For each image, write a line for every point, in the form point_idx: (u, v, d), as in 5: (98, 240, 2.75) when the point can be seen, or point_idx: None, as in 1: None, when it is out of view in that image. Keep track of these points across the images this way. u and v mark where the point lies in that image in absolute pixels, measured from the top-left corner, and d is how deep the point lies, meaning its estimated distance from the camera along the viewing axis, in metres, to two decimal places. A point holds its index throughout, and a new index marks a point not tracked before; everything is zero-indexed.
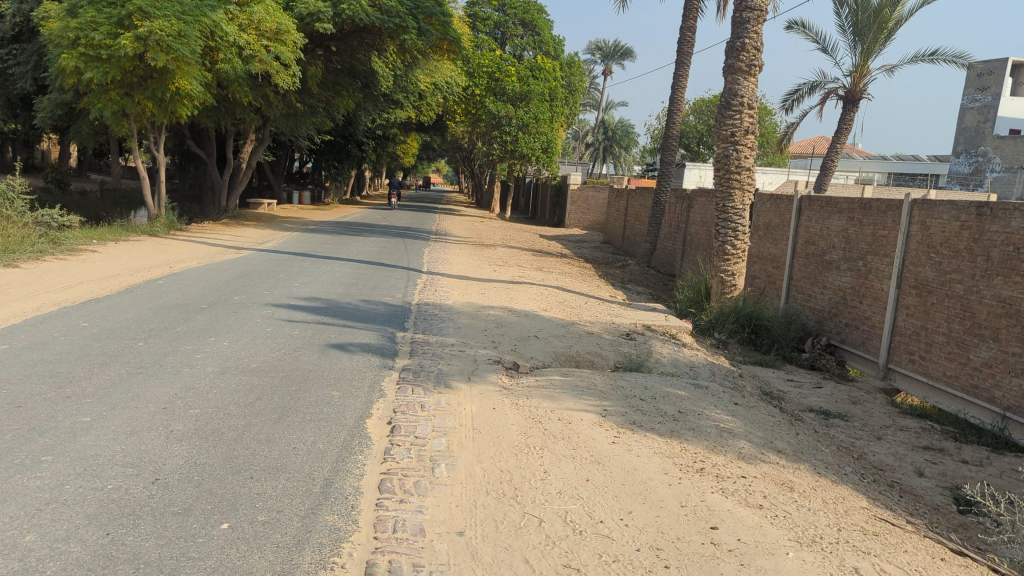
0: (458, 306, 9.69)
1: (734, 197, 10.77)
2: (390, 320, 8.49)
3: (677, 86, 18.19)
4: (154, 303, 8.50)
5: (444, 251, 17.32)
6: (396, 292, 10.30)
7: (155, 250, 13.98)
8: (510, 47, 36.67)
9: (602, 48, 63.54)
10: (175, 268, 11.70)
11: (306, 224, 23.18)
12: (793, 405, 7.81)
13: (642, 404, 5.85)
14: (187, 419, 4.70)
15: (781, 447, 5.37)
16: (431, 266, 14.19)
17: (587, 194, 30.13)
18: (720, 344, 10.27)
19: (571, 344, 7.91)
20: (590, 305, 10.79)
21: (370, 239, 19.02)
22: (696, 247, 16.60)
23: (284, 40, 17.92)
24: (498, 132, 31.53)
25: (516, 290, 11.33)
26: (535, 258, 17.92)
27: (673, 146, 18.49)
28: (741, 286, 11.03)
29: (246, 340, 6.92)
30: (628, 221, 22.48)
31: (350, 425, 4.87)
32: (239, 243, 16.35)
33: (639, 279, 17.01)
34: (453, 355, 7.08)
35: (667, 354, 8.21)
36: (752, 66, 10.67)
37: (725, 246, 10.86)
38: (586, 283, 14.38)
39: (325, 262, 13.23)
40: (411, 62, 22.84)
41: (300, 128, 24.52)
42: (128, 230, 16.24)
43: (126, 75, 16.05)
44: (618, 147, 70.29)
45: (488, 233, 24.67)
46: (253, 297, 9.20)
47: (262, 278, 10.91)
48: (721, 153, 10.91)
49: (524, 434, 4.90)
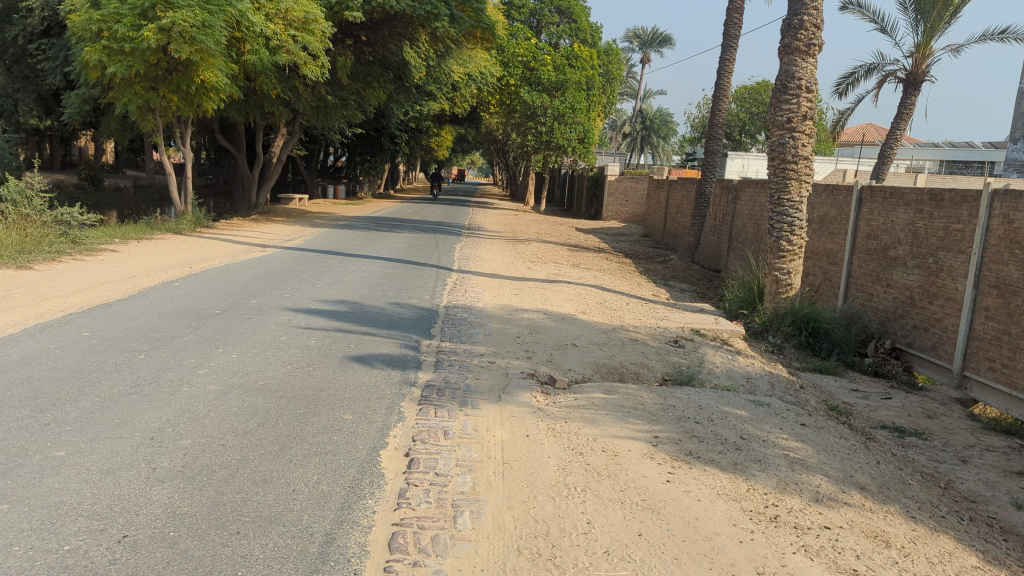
0: (491, 309, 9.01)
1: (791, 187, 9.89)
2: (416, 325, 7.83)
3: (723, 72, 17.30)
4: (165, 309, 7.95)
5: (478, 247, 16.68)
6: (425, 294, 9.66)
7: (178, 248, 13.55)
8: (545, 36, 35.90)
9: (640, 36, 62.42)
10: (196, 268, 11.20)
11: (336, 219, 22.71)
12: (862, 421, 7.00)
13: (699, 427, 5.09)
14: (174, 453, 4.05)
15: (864, 482, 4.59)
16: (462, 263, 13.55)
17: (626, 185, 29.33)
18: (775, 349, 9.47)
19: (614, 353, 7.17)
20: (633, 307, 10.03)
21: (401, 235, 18.43)
22: (744, 241, 15.74)
23: (312, 29, 17.39)
24: (533, 122, 30.79)
25: (553, 290, 10.61)
26: (572, 254, 17.20)
27: (719, 135, 17.60)
28: (798, 285, 10.19)
29: (257, 353, 6.29)
30: (670, 213, 21.65)
31: (361, 459, 4.20)
32: (266, 240, 15.87)
33: (681, 274, 16.22)
34: (483, 367, 6.39)
35: (722, 364, 7.44)
36: (811, 45, 9.80)
37: (779, 242, 10.01)
38: (627, 280, 13.63)
39: (352, 261, 12.65)
40: (445, 50, 22.20)
41: (331, 120, 24.04)
42: (155, 228, 15.88)
43: (150, 68, 15.65)
44: (657, 137, 69.38)
45: (523, 227, 23.97)
46: (271, 301, 8.59)
47: (284, 279, 10.35)
48: (776, 141, 10.02)
49: (562, 471, 4.19)
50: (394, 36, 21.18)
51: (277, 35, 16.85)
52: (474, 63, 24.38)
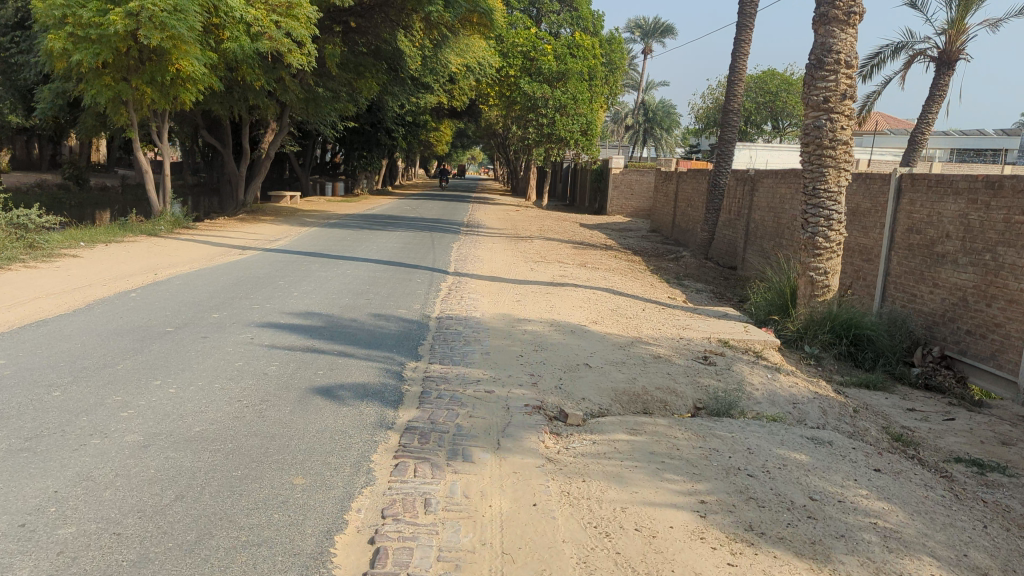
0: (490, 320, 7.86)
1: (829, 176, 8.71)
2: (399, 343, 6.67)
3: (738, 54, 16.14)
4: (109, 326, 6.81)
5: (476, 246, 15.58)
6: (414, 303, 8.53)
7: (149, 252, 12.44)
8: (545, 25, 34.71)
9: (642, 26, 61.24)
10: (161, 275, 10.05)
11: (328, 217, 21.59)
12: (933, 453, 5.80)
13: (758, 485, 3.92)
14: (43, 554, 2.91)
15: (984, 564, 3.41)
16: (459, 265, 12.42)
17: (631, 178, 28.17)
18: (813, 361, 8.30)
19: (635, 376, 6.02)
20: (650, 314, 8.89)
21: (394, 234, 17.30)
22: (764, 237, 14.62)
23: (296, 14, 16.23)
24: (534, 114, 29.61)
25: (559, 296, 9.46)
26: (578, 252, 16.07)
27: (734, 122, 16.41)
28: (836, 287, 9.01)
29: (202, 384, 5.14)
30: (679, 206, 20.52)
31: (307, 554, 3.04)
32: (249, 242, 14.74)
33: (696, 273, 15.11)
34: (479, 399, 5.24)
35: (762, 385, 6.28)
36: (851, 14, 8.60)
37: (814, 239, 8.85)
38: (640, 281, 12.50)
39: (337, 264, 11.52)
40: (441, 39, 21.04)
41: (321, 114, 22.87)
42: (130, 230, 14.76)
43: (120, 57, 14.49)
44: (660, 130, 68.27)
45: (525, 223, 22.85)
46: (235, 315, 7.45)
47: (256, 287, 9.21)
48: (811, 124, 8.80)
49: (583, 567, 3.04)
50: (385, 23, 20.01)
51: (258, 20, 15.67)
52: (471, 52, 23.25)
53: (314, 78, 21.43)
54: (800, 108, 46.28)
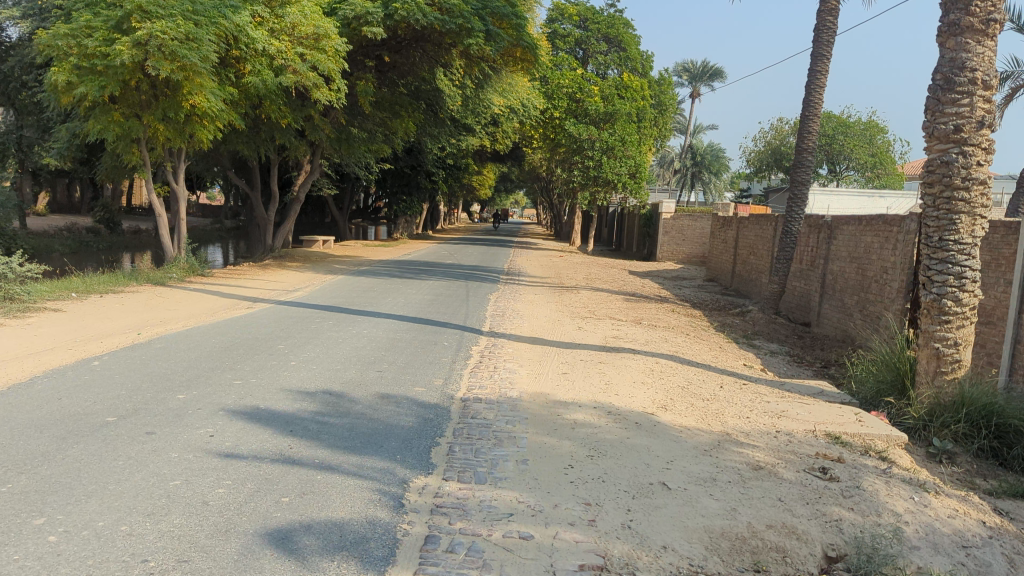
0: (529, 404, 6.12)
1: (961, 225, 6.86)
2: (408, 444, 4.96)
3: (812, 86, 14.44)
4: (33, 416, 5.21)
5: (516, 298, 13.95)
6: (436, 379, 6.86)
7: (147, 304, 11.02)
8: (592, 66, 33.35)
9: (691, 69, 59.80)
10: (144, 336, 8.53)
11: (358, 264, 20.21)
12: None
13: None
14: None
15: None
16: (494, 322, 10.77)
17: (683, 223, 26.39)
18: (945, 458, 6.36)
19: (734, 505, 4.22)
20: (730, 393, 7.08)
21: (427, 283, 15.77)
22: (845, 290, 12.74)
23: (323, 47, 14.90)
24: (579, 156, 28.09)
25: (614, 367, 7.71)
26: (631, 305, 14.33)
27: (808, 161, 14.55)
28: (969, 363, 7.08)
29: (101, 527, 3.51)
30: (740, 254, 18.70)
31: None
32: (266, 292, 13.30)
33: (766, 331, 13.28)
34: (512, 553, 3.50)
35: (913, 517, 4.45)
36: (991, 22, 6.80)
37: (940, 302, 6.97)
38: (704, 343, 10.72)
39: (353, 322, 9.92)
40: (482, 78, 19.64)
41: (354, 154, 21.62)
42: (137, 279, 13.45)
43: (129, 90, 13.26)
44: (708, 174, 66.63)
45: (569, 272, 21.19)
46: (204, 398, 5.82)
47: (250, 353, 7.64)
48: (937, 159, 6.99)
49: None
50: (423, 59, 18.69)
51: (282, 53, 14.43)
52: (515, 93, 21.83)
53: (347, 117, 20.25)
54: (858, 151, 44.17)
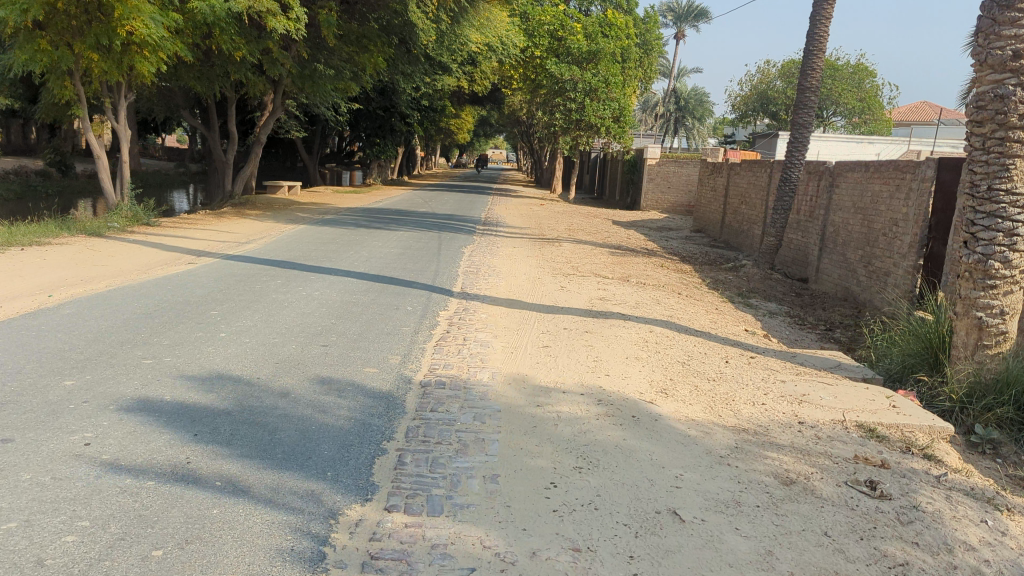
0: (501, 392, 5.05)
1: (1015, 171, 5.81)
2: (345, 456, 3.87)
3: (817, 19, 13.20)
4: None
5: (491, 252, 12.83)
6: (391, 357, 5.76)
7: (75, 258, 9.77)
8: (575, 2, 31.71)
9: (675, 9, 57.93)
10: (54, 298, 7.31)
11: (325, 212, 18.97)
12: None
13: None
14: None
15: None
16: (466, 280, 9.67)
17: (668, 170, 25.21)
18: (990, 448, 5.36)
19: (768, 549, 3.17)
20: (738, 370, 6.05)
21: (396, 234, 14.57)
22: (848, 243, 11.73)
23: None
24: (561, 98, 26.71)
25: (601, 339, 6.65)
26: (616, 260, 13.26)
27: (810, 102, 13.41)
28: (1015, 335, 6.05)
29: None
30: (730, 204, 17.65)
31: None
32: (216, 244, 12.06)
33: (761, 287, 12.29)
34: None
35: (993, 553, 3.43)
36: None
37: (986, 263, 5.91)
38: (698, 304, 9.69)
39: (305, 281, 8.77)
40: (458, 11, 18.13)
41: (320, 93, 20.16)
42: (71, 228, 12.16)
43: (55, 13, 11.77)
44: (691, 119, 65.37)
45: (550, 221, 20.10)
46: (97, 387, 4.67)
47: (174, 322, 6.47)
48: (989, 93, 5.90)
49: None
50: None
51: None
52: (492, 29, 20.34)
53: (311, 52, 18.77)
54: (846, 96, 43.00)
